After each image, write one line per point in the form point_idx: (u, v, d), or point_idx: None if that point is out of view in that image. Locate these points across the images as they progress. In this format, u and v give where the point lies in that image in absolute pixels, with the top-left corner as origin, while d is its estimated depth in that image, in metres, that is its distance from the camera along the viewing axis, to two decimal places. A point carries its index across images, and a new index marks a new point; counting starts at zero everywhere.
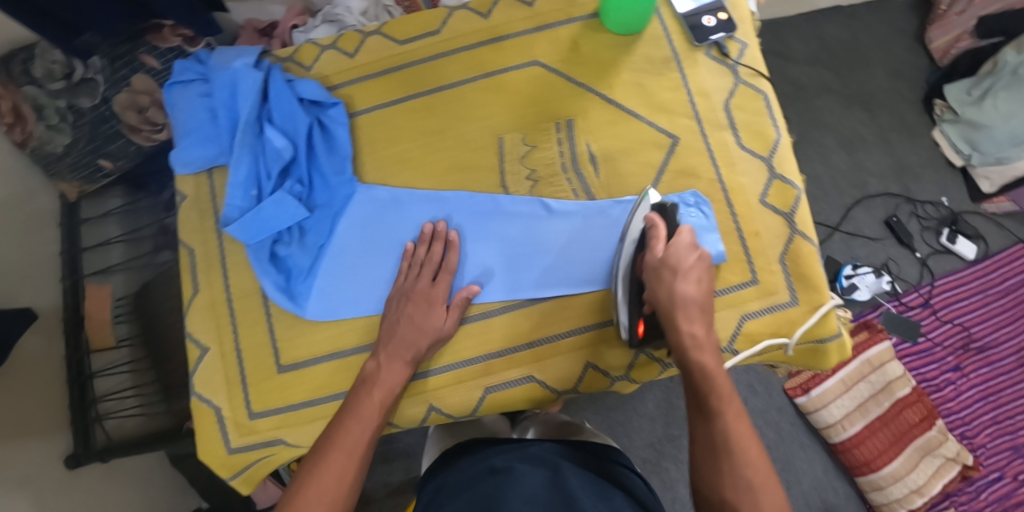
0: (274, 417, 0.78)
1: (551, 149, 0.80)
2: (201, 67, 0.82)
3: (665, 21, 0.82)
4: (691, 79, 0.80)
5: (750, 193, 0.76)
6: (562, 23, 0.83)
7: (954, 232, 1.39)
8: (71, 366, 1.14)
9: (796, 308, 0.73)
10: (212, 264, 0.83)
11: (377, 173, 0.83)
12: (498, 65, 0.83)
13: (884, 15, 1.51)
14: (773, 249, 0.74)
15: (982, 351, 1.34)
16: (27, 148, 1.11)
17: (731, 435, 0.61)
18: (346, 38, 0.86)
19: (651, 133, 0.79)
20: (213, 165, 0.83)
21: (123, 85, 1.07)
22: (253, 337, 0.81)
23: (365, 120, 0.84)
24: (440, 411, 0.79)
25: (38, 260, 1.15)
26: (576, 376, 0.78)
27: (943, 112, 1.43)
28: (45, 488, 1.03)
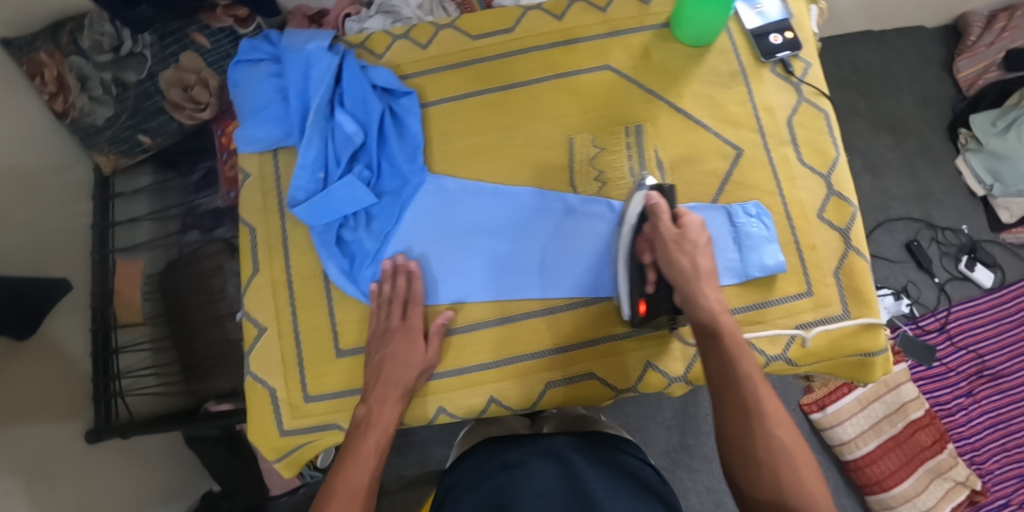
0: (328, 402, 0.79)
1: (620, 153, 0.81)
2: (271, 48, 0.83)
3: (733, 36, 0.83)
4: (757, 94, 0.81)
5: (808, 208, 0.78)
6: (634, 30, 0.83)
7: (973, 260, 1.41)
8: (97, 340, 1.13)
9: (848, 321, 0.75)
10: (274, 244, 0.83)
11: (445, 164, 0.83)
12: (572, 67, 0.83)
13: (915, 41, 1.52)
14: (828, 263, 0.76)
15: (995, 378, 1.36)
16: (67, 118, 1.10)
17: (766, 441, 0.64)
18: (420, 29, 0.85)
19: (717, 144, 0.80)
20: (278, 145, 0.84)
21: (172, 62, 1.07)
22: (312, 320, 0.82)
23: (436, 111, 0.84)
24: (500, 403, 0.80)
25: (71, 231, 1.14)
26: (636, 375, 0.80)
27: (967, 141, 1.46)
28: (64, 462, 1.02)
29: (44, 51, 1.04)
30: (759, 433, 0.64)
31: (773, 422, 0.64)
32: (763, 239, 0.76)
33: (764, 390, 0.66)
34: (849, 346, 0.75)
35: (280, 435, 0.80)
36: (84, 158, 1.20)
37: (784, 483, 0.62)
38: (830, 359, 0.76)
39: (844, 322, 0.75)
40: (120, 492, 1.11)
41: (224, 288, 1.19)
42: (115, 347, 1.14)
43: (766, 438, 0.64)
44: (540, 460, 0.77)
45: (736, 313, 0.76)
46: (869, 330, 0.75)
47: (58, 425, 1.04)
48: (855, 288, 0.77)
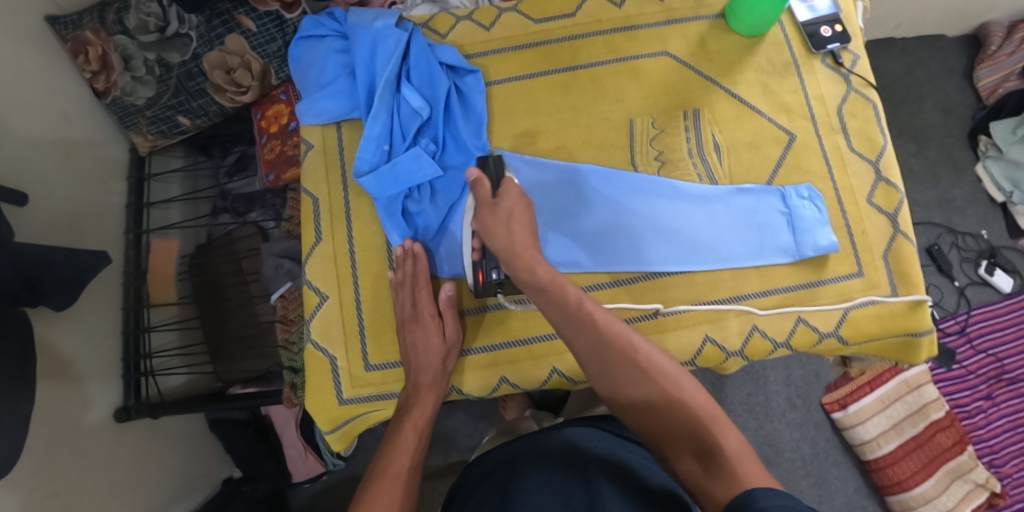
0: (389, 371, 0.80)
1: (678, 136, 0.82)
2: (337, 25, 0.85)
3: (785, 29, 0.84)
4: (809, 84, 0.83)
5: (859, 194, 0.80)
6: (691, 20, 0.85)
7: (992, 264, 1.43)
8: (129, 319, 1.12)
9: (898, 303, 0.77)
10: (336, 216, 0.84)
11: (508, 142, 0.84)
12: (633, 53, 0.85)
13: (937, 51, 1.55)
14: (878, 246, 0.79)
15: (1014, 383, 1.38)
16: (108, 98, 1.12)
17: (631, 372, 0.66)
18: (483, 11, 0.87)
19: (771, 130, 0.82)
20: (341, 118, 0.85)
21: (217, 44, 1.08)
22: (372, 290, 0.82)
23: (500, 90, 0.85)
24: (562, 375, 0.82)
25: (108, 209, 1.14)
26: (694, 349, 0.77)
27: (987, 148, 1.48)
28: (94, 439, 1.01)
29: (89, 29, 1.05)
30: (615, 360, 0.67)
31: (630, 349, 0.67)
32: (816, 221, 0.78)
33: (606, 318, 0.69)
34: (898, 327, 0.77)
35: (337, 405, 0.80)
36: (120, 138, 1.20)
37: (682, 422, 0.62)
38: (880, 338, 0.78)
39: (891, 301, 0.77)
40: (144, 473, 1.10)
41: (257, 270, 1.22)
42: (147, 325, 1.15)
43: (636, 383, 0.66)
44: (531, 447, 0.82)
45: (791, 291, 0.78)
46: (914, 309, 0.77)
47: (88, 400, 1.03)
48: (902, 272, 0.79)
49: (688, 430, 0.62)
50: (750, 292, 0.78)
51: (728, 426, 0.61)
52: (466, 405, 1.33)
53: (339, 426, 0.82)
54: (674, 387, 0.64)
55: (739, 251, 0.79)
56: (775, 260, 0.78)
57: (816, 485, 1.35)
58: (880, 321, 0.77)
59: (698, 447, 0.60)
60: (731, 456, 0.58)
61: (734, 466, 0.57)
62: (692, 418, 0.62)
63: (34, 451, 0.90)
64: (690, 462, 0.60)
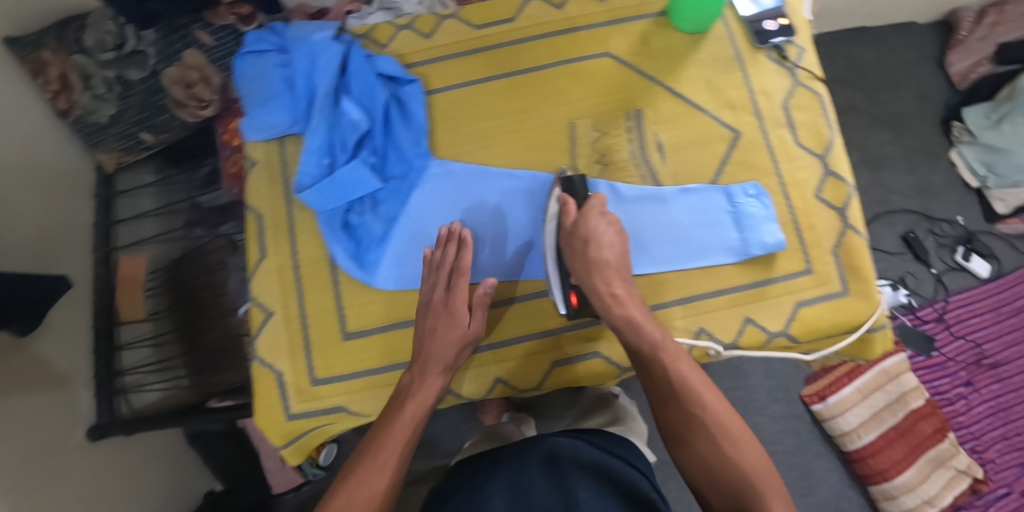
0: (336, 384, 0.79)
1: (621, 137, 0.82)
2: (276, 39, 0.84)
3: (729, 24, 0.84)
4: (754, 78, 0.83)
5: (806, 188, 0.80)
6: (633, 19, 0.85)
7: (969, 250, 1.42)
8: (100, 335, 1.12)
9: (847, 298, 0.77)
10: (280, 230, 0.83)
11: (450, 150, 0.84)
12: (576, 54, 0.84)
13: (909, 38, 1.54)
14: (828, 241, 0.78)
15: (994, 367, 1.38)
16: (70, 117, 1.11)
17: (691, 419, 0.66)
18: (423, 19, 0.87)
19: (716, 127, 0.81)
20: (285, 132, 0.84)
21: (175, 59, 1.09)
22: (319, 302, 0.81)
23: (441, 98, 0.85)
24: (507, 384, 0.82)
25: (74, 228, 1.14)
26: None
27: (960, 134, 1.47)
28: (71, 458, 1.02)
29: (48, 50, 1.04)
30: (677, 407, 0.67)
31: (698, 397, 0.67)
32: (762, 218, 0.78)
33: (680, 363, 0.69)
34: (848, 323, 0.77)
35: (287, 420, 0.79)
36: (85, 157, 1.19)
37: (729, 476, 0.63)
38: (832, 334, 0.77)
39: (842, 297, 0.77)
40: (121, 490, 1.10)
41: (226, 284, 1.20)
42: (117, 343, 1.14)
43: (693, 428, 0.66)
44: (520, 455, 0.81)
45: (737, 291, 0.78)
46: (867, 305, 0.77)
47: (61, 419, 1.03)
48: (853, 266, 0.79)
49: (736, 487, 0.62)
50: (699, 293, 0.78)
51: (777, 490, 0.61)
52: (446, 410, 1.33)
53: (294, 440, 0.80)
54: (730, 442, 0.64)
55: (685, 252, 0.78)
56: (719, 260, 0.78)
57: (800, 478, 1.34)
58: (830, 317, 0.77)
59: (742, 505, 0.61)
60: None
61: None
62: (743, 477, 0.62)
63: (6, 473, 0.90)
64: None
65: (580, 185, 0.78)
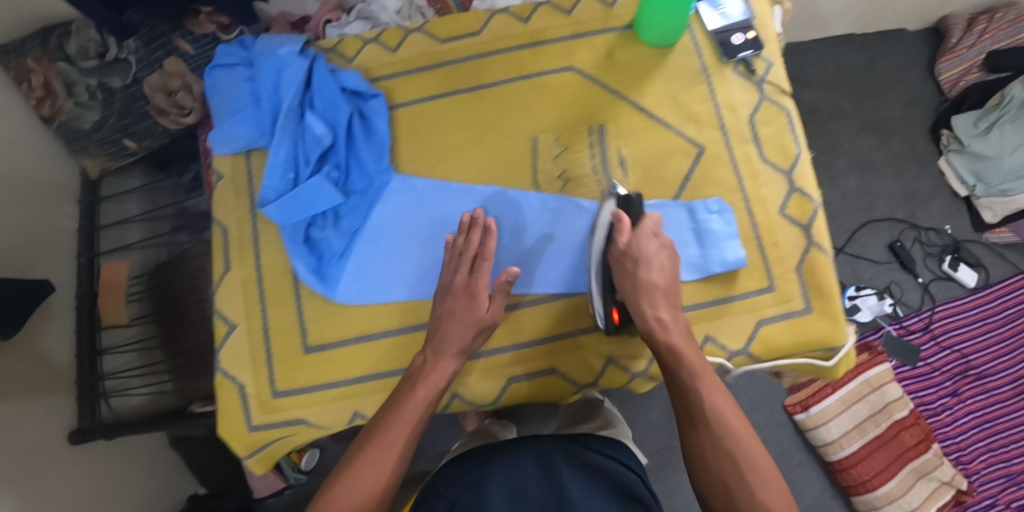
0: (296, 397, 0.79)
1: (583, 153, 0.83)
2: (245, 52, 0.84)
3: (696, 37, 0.84)
4: (720, 92, 0.82)
5: (770, 204, 0.80)
6: (598, 32, 0.85)
7: (956, 259, 1.41)
8: (83, 340, 1.13)
9: (809, 316, 0.77)
10: (245, 244, 0.83)
11: (412, 164, 0.84)
12: (536, 69, 0.85)
13: (899, 44, 1.53)
14: (789, 259, 0.78)
15: (979, 378, 1.37)
16: (55, 123, 1.11)
17: (716, 443, 0.67)
18: (389, 32, 0.87)
19: (679, 142, 0.81)
20: (252, 146, 0.84)
21: (157, 67, 1.08)
22: (281, 316, 0.82)
23: (404, 113, 0.85)
24: (463, 399, 0.82)
25: (57, 234, 1.15)
26: (596, 370, 0.81)
27: (949, 142, 1.46)
28: (50, 462, 1.03)
29: (31, 57, 1.06)
30: (706, 433, 0.68)
31: (713, 407, 0.69)
32: (724, 235, 0.79)
33: (701, 374, 0.70)
34: (812, 342, 0.77)
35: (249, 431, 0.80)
36: (70, 163, 1.20)
37: (727, 481, 0.66)
38: (795, 353, 0.77)
39: (804, 316, 0.77)
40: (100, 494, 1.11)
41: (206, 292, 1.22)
42: (101, 348, 1.14)
43: (709, 437, 0.68)
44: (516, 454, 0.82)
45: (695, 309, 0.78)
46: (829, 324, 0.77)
47: (42, 423, 1.04)
48: (818, 285, 0.79)
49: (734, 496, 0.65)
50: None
51: None
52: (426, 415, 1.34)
53: (259, 450, 0.81)
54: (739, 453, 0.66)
55: None
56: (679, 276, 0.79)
57: None
58: (792, 335, 0.77)
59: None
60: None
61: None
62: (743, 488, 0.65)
63: None
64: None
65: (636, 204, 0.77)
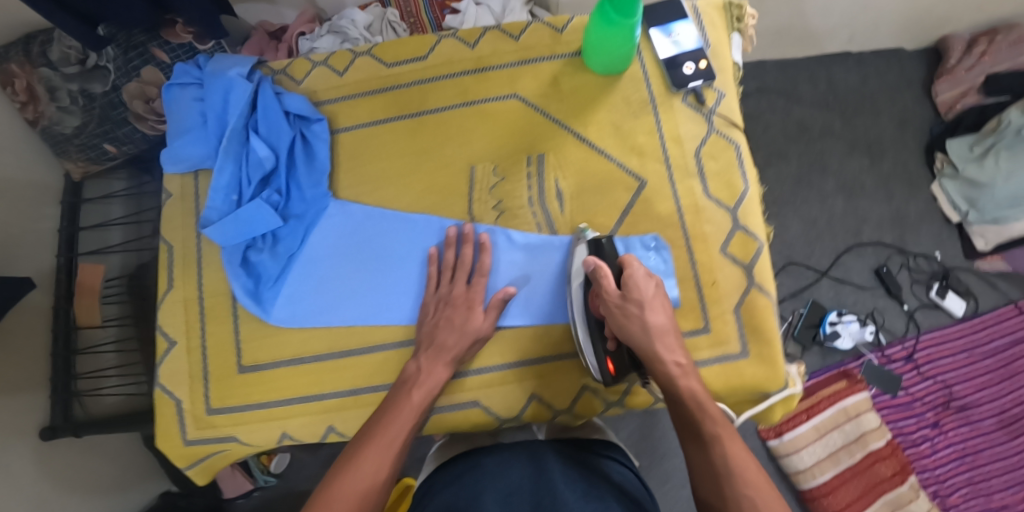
0: (227, 415, 0.84)
1: (519, 184, 0.84)
2: (199, 72, 0.87)
3: (646, 64, 0.84)
4: (666, 123, 0.83)
5: (712, 241, 0.81)
6: (545, 59, 0.86)
7: (944, 287, 1.37)
8: (58, 339, 1.14)
9: (745, 360, 0.78)
10: (188, 264, 0.87)
11: (351, 190, 0.87)
12: (481, 95, 0.86)
13: (895, 63, 1.49)
14: (727, 300, 0.79)
15: (962, 410, 1.32)
16: (38, 126, 1.14)
17: (730, 462, 0.65)
18: (338, 56, 0.89)
19: (621, 174, 0.83)
20: (200, 166, 0.87)
21: (134, 75, 1.11)
22: (218, 335, 0.85)
23: (347, 137, 0.88)
24: None
25: (37, 235, 1.16)
26: (519, 406, 0.81)
27: (943, 166, 1.41)
28: (18, 458, 1.04)
29: (15, 62, 1.08)
30: (717, 448, 0.67)
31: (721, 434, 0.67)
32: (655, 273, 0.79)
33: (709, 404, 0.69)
34: (746, 386, 0.78)
35: (184, 444, 0.85)
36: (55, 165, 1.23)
37: None
38: (727, 397, 0.78)
39: (738, 361, 0.78)
40: (69, 489, 1.13)
41: None
42: (76, 347, 1.16)
43: (721, 451, 0.66)
44: (509, 461, 0.76)
45: None
46: (766, 367, 0.78)
47: (13, 420, 1.05)
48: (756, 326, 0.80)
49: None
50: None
51: None
52: None
53: (198, 462, 0.86)
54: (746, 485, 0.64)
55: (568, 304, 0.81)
56: None
57: None
58: (726, 378, 0.78)
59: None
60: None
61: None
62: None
63: None
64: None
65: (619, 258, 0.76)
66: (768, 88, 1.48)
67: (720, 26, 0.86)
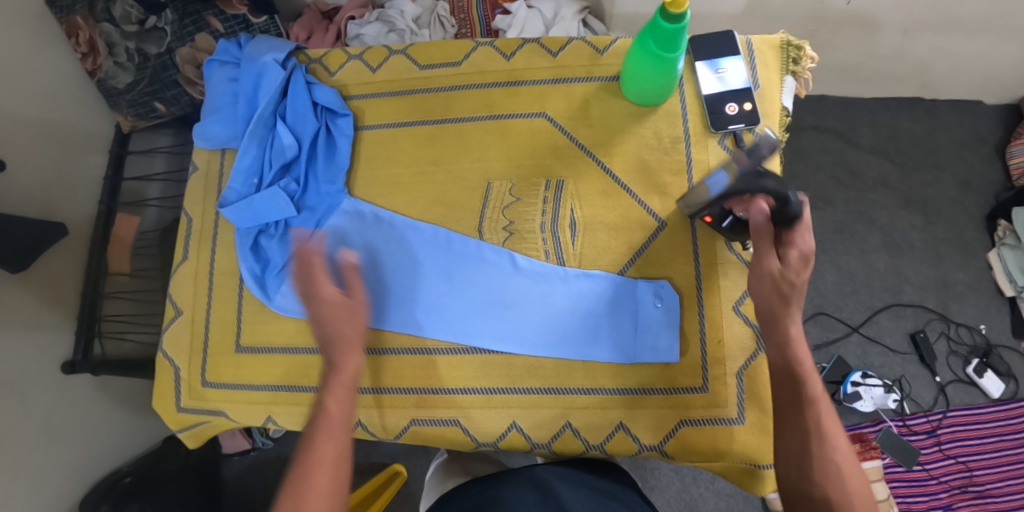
0: (218, 390, 0.89)
1: (534, 206, 0.82)
2: (237, 52, 0.89)
3: (685, 99, 0.82)
4: (696, 163, 0.81)
5: (724, 297, 0.78)
6: (580, 80, 0.84)
7: (983, 365, 1.29)
8: (87, 284, 1.18)
9: (739, 426, 0.75)
10: (204, 238, 0.92)
11: (367, 190, 0.88)
12: (508, 110, 0.85)
13: (968, 117, 1.39)
14: (732, 362, 0.76)
15: (981, 496, 1.24)
16: (94, 77, 1.19)
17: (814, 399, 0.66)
18: (373, 52, 0.90)
19: (640, 212, 0.81)
20: (226, 145, 0.91)
21: (188, 40, 1.17)
22: (223, 312, 0.90)
23: (369, 135, 0.89)
24: (367, 428, 0.84)
25: (84, 181, 1.21)
26: (499, 432, 0.79)
27: (1005, 235, 1.32)
28: (38, 387, 1.09)
29: (79, 15, 1.12)
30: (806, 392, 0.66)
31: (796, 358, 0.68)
32: (660, 323, 0.77)
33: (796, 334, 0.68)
34: (733, 454, 0.76)
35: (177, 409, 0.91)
36: (107, 115, 1.27)
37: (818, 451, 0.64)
38: (711, 461, 0.76)
39: (731, 426, 0.76)
40: (79, 423, 1.18)
41: None
42: (104, 291, 1.20)
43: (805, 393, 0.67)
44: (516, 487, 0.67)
45: (600, 393, 0.78)
46: (759, 436, 0.75)
47: (40, 352, 1.10)
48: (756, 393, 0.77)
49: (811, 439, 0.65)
50: (572, 387, 0.79)
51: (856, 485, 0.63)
52: None
53: (191, 427, 0.92)
54: (812, 405, 0.65)
55: (570, 338, 0.79)
56: (601, 356, 0.78)
57: None
58: (715, 441, 0.76)
59: (803, 462, 0.64)
60: (826, 488, 0.62)
61: (822, 497, 0.61)
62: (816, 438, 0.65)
63: None
64: (790, 475, 0.65)
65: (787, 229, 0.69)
66: (824, 129, 1.41)
67: (774, 66, 0.82)
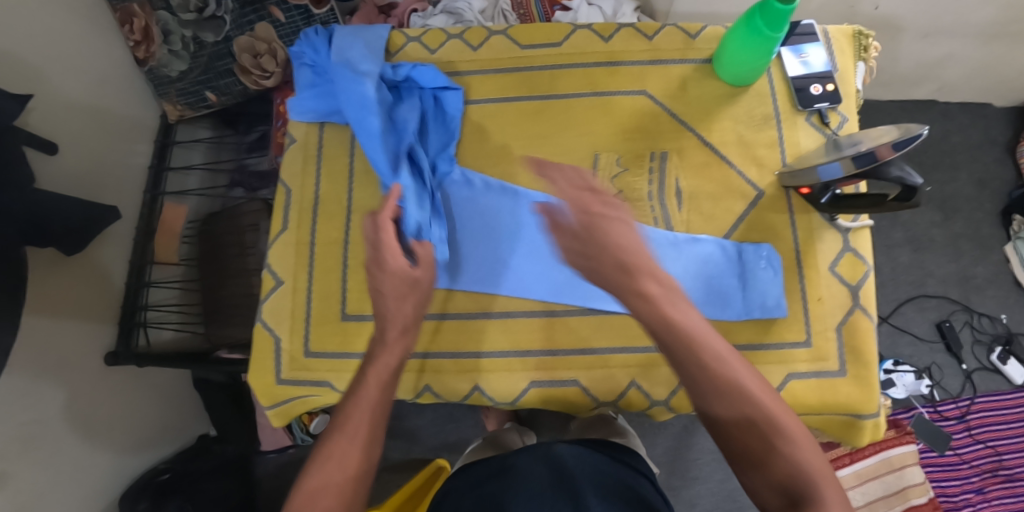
0: (324, 361, 0.88)
1: (642, 177, 0.86)
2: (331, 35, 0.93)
3: (773, 81, 0.86)
4: (788, 138, 0.85)
5: (820, 259, 0.82)
6: (676, 62, 0.88)
7: (1006, 352, 1.35)
8: (132, 271, 1.17)
9: (842, 378, 0.80)
10: (305, 208, 0.94)
11: (473, 162, 0.91)
12: (611, 88, 0.89)
13: (979, 119, 1.48)
14: (831, 317, 0.81)
15: (1010, 480, 1.29)
16: (145, 66, 1.21)
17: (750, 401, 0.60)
18: (473, 32, 0.93)
19: (740, 184, 0.85)
20: (325, 119, 0.94)
21: (247, 29, 1.16)
22: (326, 284, 0.91)
23: (477, 109, 0.92)
24: (484, 393, 0.86)
25: (130, 168, 1.20)
26: (619, 391, 0.83)
27: (1020, 228, 1.39)
28: (80, 376, 1.06)
29: (136, 2, 1.13)
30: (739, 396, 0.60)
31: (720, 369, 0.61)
32: (767, 281, 0.81)
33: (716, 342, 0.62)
34: (838, 405, 0.80)
35: (277, 383, 0.90)
36: (152, 105, 1.28)
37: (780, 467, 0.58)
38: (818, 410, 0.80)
39: (836, 377, 0.80)
40: (123, 416, 1.16)
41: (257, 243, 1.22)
42: (148, 279, 1.19)
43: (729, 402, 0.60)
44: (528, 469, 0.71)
45: None
46: (864, 391, 0.80)
47: (86, 339, 1.08)
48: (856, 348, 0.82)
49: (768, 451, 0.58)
50: None
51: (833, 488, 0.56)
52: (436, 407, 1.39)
53: (280, 404, 0.91)
54: (758, 416, 0.59)
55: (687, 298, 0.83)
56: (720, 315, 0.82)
57: None
58: (824, 393, 0.80)
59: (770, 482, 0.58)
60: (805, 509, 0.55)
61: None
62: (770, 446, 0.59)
63: (24, 381, 0.94)
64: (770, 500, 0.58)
65: (894, 207, 0.73)
66: None
67: (849, 53, 0.87)
